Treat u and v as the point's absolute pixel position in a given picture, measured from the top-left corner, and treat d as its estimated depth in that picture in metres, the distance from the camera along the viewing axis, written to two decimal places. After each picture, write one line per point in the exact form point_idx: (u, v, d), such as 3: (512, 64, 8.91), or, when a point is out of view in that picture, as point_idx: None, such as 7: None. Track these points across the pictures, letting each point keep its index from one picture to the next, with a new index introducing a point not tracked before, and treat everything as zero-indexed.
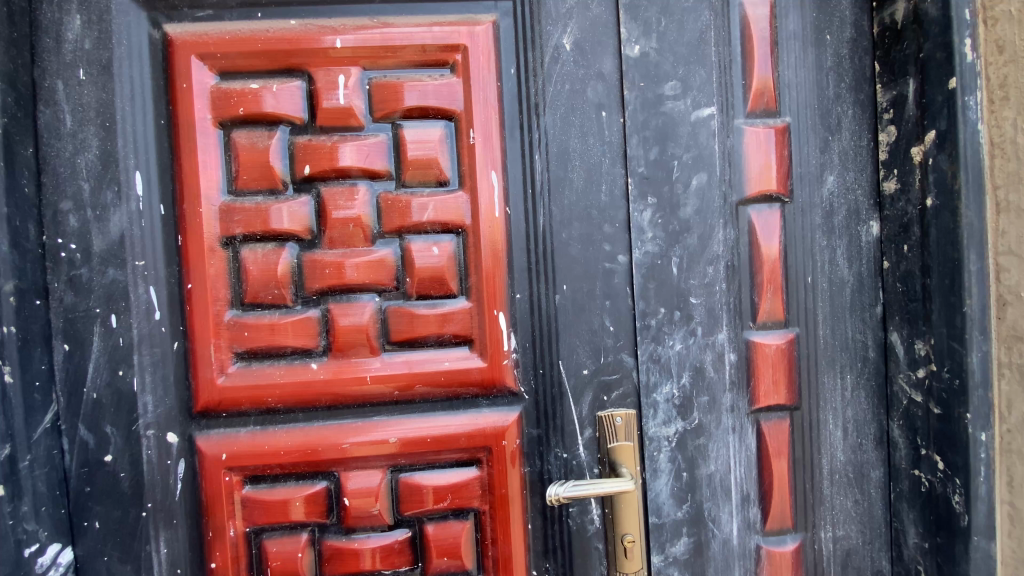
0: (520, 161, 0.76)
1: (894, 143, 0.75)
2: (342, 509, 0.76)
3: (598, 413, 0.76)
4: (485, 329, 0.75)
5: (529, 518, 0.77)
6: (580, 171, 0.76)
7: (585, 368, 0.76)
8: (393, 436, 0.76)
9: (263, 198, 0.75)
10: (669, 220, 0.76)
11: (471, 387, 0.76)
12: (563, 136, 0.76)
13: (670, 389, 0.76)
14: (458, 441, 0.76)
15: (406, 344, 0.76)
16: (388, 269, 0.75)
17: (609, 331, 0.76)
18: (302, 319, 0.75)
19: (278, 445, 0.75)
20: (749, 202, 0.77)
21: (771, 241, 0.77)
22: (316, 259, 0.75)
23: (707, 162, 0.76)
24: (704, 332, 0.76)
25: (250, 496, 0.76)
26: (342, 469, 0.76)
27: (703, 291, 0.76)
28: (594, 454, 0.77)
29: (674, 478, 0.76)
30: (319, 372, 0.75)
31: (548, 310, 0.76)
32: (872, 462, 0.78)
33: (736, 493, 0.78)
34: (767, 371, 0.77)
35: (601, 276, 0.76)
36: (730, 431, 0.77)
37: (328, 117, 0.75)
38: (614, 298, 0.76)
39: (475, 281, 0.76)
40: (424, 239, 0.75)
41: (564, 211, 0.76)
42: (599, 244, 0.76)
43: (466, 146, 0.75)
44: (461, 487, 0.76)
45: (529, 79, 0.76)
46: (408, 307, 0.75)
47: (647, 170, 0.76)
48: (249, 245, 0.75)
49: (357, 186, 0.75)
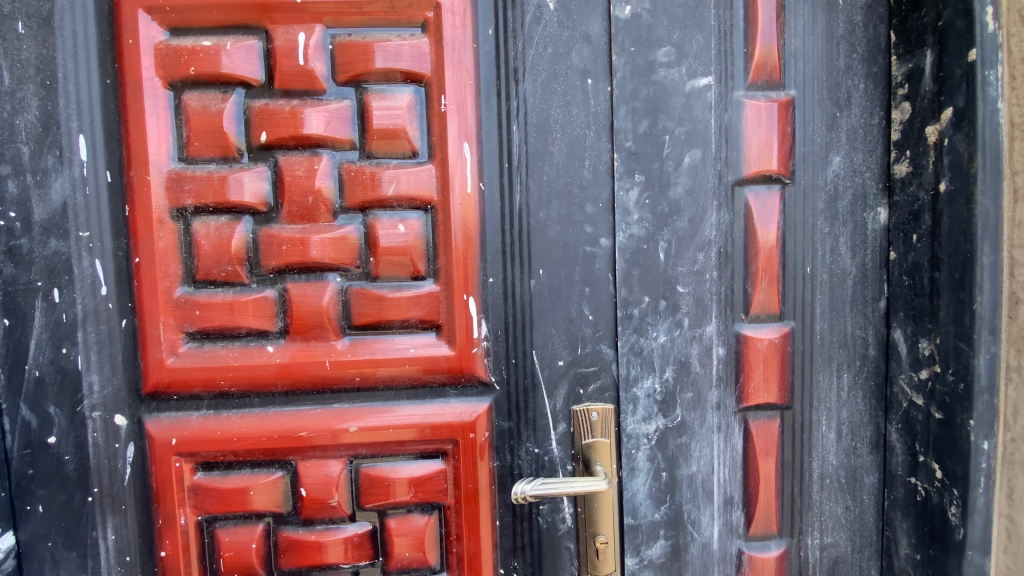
0: (496, 132, 0.70)
1: (908, 122, 0.68)
2: (299, 500, 0.71)
3: (573, 407, 0.71)
4: (454, 314, 0.70)
5: (497, 515, 0.72)
6: (561, 144, 0.70)
7: (561, 359, 0.71)
8: (353, 426, 0.71)
9: (216, 167, 0.69)
10: (658, 200, 0.70)
11: (438, 375, 0.71)
12: (544, 105, 0.69)
13: (651, 384, 0.71)
14: (423, 433, 0.71)
15: (369, 328, 0.70)
16: (350, 248, 0.69)
17: (587, 320, 0.71)
18: (257, 298, 0.70)
19: (231, 432, 0.71)
20: (745, 182, 0.70)
21: (768, 226, 0.70)
22: (273, 234, 0.69)
23: (701, 137, 0.69)
24: (691, 324, 0.71)
25: (203, 484, 0.72)
26: (299, 458, 0.71)
27: (692, 280, 0.70)
28: (568, 451, 0.72)
29: (653, 478, 0.72)
30: (276, 356, 0.70)
31: (522, 295, 0.71)
32: (867, 467, 0.73)
33: (719, 495, 0.73)
34: (758, 367, 0.71)
35: (581, 260, 0.70)
36: (715, 430, 0.72)
37: (288, 80, 0.68)
38: (594, 285, 0.70)
39: (445, 262, 0.70)
40: (390, 215, 0.70)
41: (543, 188, 0.70)
42: (580, 225, 0.70)
43: (438, 115, 0.68)
44: (425, 480, 0.71)
45: (509, 41, 0.69)
46: (372, 288, 0.70)
47: (635, 145, 0.69)
48: (201, 218, 0.70)
49: (318, 155, 0.69)
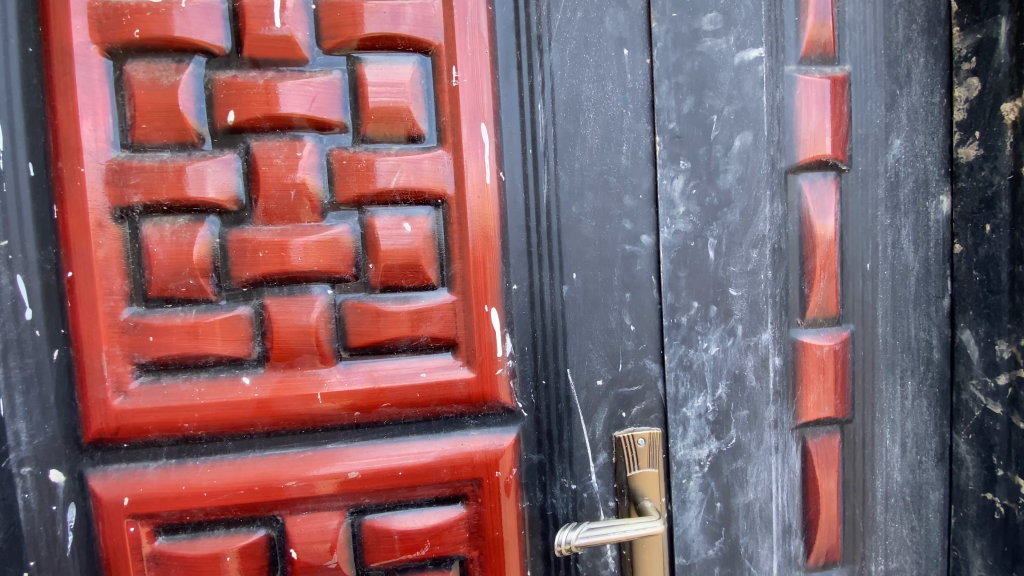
0: (518, 112, 0.59)
1: (976, 99, 0.61)
2: (289, 563, 0.59)
3: (614, 433, 0.62)
4: (473, 330, 0.59)
5: (528, 564, 0.62)
6: (594, 127, 0.59)
7: (599, 378, 0.61)
8: (353, 470, 0.58)
9: (170, 155, 0.55)
10: (706, 191, 0.60)
11: (455, 404, 0.59)
12: (574, 80, 0.59)
13: (702, 402, 0.62)
14: (439, 474, 0.59)
15: (369, 350, 0.58)
16: (344, 253, 0.57)
17: (629, 332, 0.61)
18: (228, 318, 0.56)
19: (200, 486, 0.57)
20: (801, 169, 0.62)
21: (826, 218, 0.62)
22: (246, 239, 0.56)
23: (752, 117, 0.60)
24: (745, 332, 0.62)
25: (165, 552, 0.58)
26: (287, 513, 0.58)
27: (746, 281, 0.61)
28: (609, 484, 0.62)
29: (706, 510, 0.63)
30: (254, 389, 0.57)
31: (553, 306, 0.60)
32: (933, 482, 0.66)
33: (778, 524, 0.64)
34: (818, 378, 0.63)
35: (620, 261, 0.61)
36: (773, 451, 0.63)
37: (261, 45, 0.55)
38: (635, 290, 0.61)
39: (460, 268, 0.58)
40: (391, 213, 0.57)
41: (575, 178, 0.60)
42: (618, 221, 0.60)
43: (449, 91, 0.57)
44: (443, 530, 0.60)
45: (531, 3, 0.58)
46: (372, 301, 0.58)
47: (680, 127, 0.60)
48: (153, 219, 0.56)
49: (300, 140, 0.56)
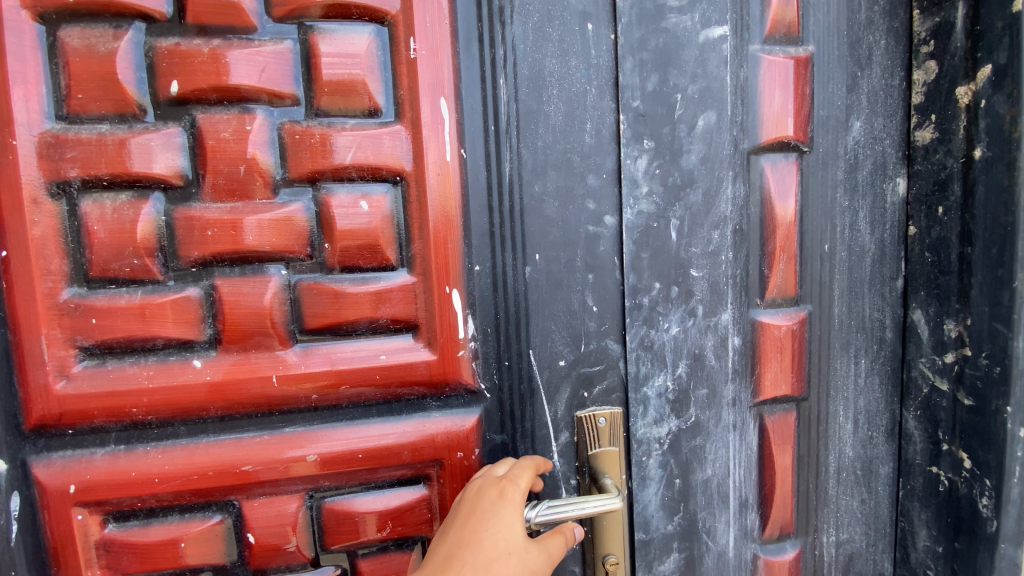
0: (479, 88, 0.57)
1: (933, 82, 0.62)
2: (246, 548, 0.58)
3: (576, 413, 0.62)
4: (433, 312, 0.58)
5: None
6: (558, 103, 0.58)
7: (561, 359, 0.61)
8: (312, 454, 0.57)
9: (109, 127, 0.52)
10: (669, 170, 0.60)
11: (416, 386, 0.59)
12: (536, 54, 0.57)
13: (663, 381, 0.62)
14: (400, 456, 0.59)
15: (327, 332, 0.57)
16: (298, 232, 0.55)
17: (591, 313, 0.61)
18: (175, 299, 0.54)
19: (151, 472, 0.56)
20: (763, 150, 0.62)
21: (786, 201, 0.63)
22: (193, 216, 0.54)
23: (716, 97, 0.60)
24: (706, 312, 0.62)
25: (117, 540, 0.56)
26: (244, 497, 0.57)
27: (706, 262, 0.62)
28: (571, 463, 0.63)
29: (665, 486, 0.64)
30: (206, 372, 0.55)
31: (515, 286, 0.60)
32: (882, 456, 0.69)
33: (734, 499, 0.66)
34: (775, 357, 0.64)
35: (583, 242, 0.60)
36: (731, 429, 0.65)
37: (208, 10, 0.52)
38: (598, 271, 0.61)
39: (420, 249, 0.57)
40: (348, 190, 0.56)
41: (537, 156, 0.59)
42: (581, 200, 0.60)
43: (408, 63, 0.55)
44: (404, 512, 0.60)
45: None
46: (328, 282, 0.56)
47: (644, 105, 0.59)
48: (92, 195, 0.53)
49: (250, 113, 0.54)
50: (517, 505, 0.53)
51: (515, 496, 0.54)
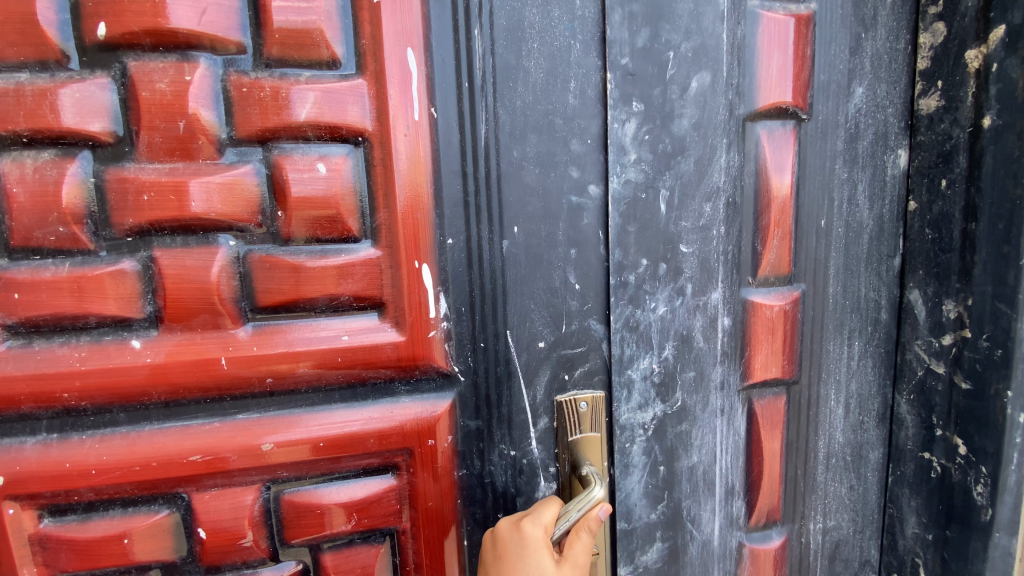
0: (451, 40, 0.52)
1: (941, 45, 0.57)
2: (198, 543, 0.53)
3: (556, 398, 0.58)
4: (401, 289, 0.53)
5: (465, 533, 0.58)
6: (539, 58, 0.53)
7: (540, 340, 0.57)
8: (268, 442, 0.53)
9: (28, 76, 0.46)
10: (659, 136, 0.55)
11: (383, 369, 0.54)
12: (515, 3, 0.52)
13: (648, 363, 0.58)
14: (366, 444, 0.54)
15: (283, 310, 0.52)
16: (249, 199, 0.50)
17: (573, 291, 0.57)
18: (106, 271, 0.49)
19: (88, 463, 0.51)
20: (759, 116, 0.58)
21: (782, 173, 0.58)
22: (126, 179, 0.48)
23: (710, 56, 0.56)
24: (694, 291, 0.58)
25: (54, 537, 0.51)
26: (193, 489, 0.53)
27: (697, 237, 0.57)
28: (549, 450, 0.59)
29: (649, 474, 0.61)
30: (146, 354, 0.50)
31: (492, 262, 0.55)
32: (872, 442, 0.66)
33: (721, 486, 0.63)
34: (766, 339, 0.61)
35: (565, 214, 0.55)
36: (718, 414, 0.61)
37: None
38: (581, 247, 0.56)
39: (386, 219, 0.52)
40: (303, 151, 0.50)
41: (516, 118, 0.53)
42: (564, 167, 0.55)
43: (372, 8, 0.49)
44: (371, 503, 0.55)
45: None
46: (283, 254, 0.51)
47: (633, 64, 0.54)
48: (11, 154, 0.47)
49: (191, 61, 0.47)
50: (541, 539, 0.50)
51: (538, 529, 0.51)
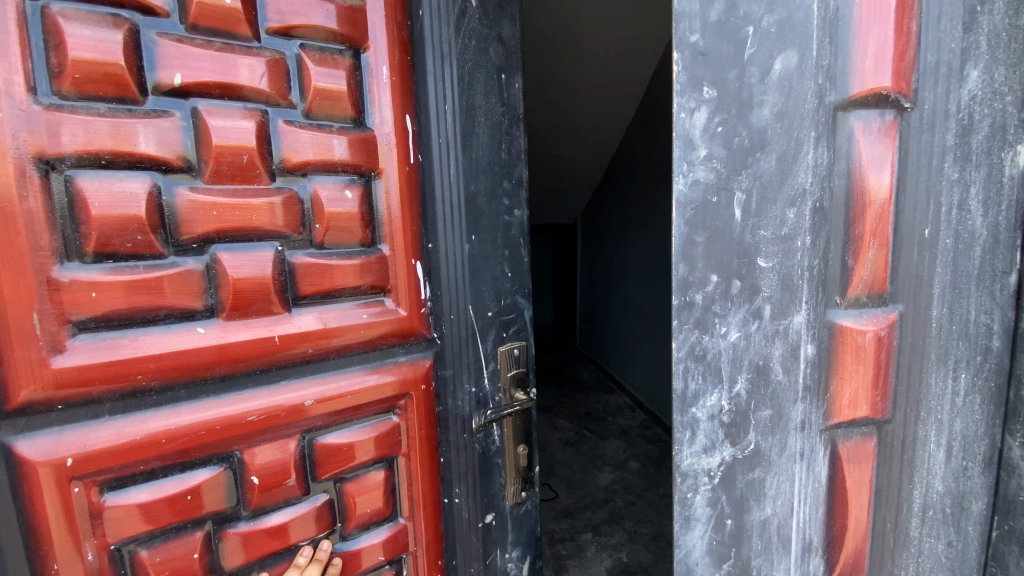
0: (430, 107, 0.72)
1: None
2: (250, 489, 0.62)
3: (500, 348, 0.82)
4: (403, 277, 0.71)
5: (442, 452, 0.78)
6: (484, 127, 0.77)
7: (489, 310, 0.80)
8: (309, 398, 0.65)
9: (108, 109, 0.52)
10: (734, 129, 0.47)
11: (390, 337, 0.71)
12: (467, 92, 0.75)
13: (716, 401, 0.50)
14: (380, 391, 0.70)
15: (321, 298, 0.65)
16: (293, 213, 0.62)
17: (507, 277, 0.82)
18: (179, 271, 0.56)
19: (156, 433, 0.56)
20: (853, 104, 0.47)
21: (881, 172, 0.49)
22: (198, 200, 0.57)
23: (798, 32, 0.46)
24: (773, 315, 0.49)
25: (119, 507, 0.55)
26: (245, 446, 0.61)
27: (777, 249, 0.48)
28: (496, 384, 0.82)
29: (714, 529, 0.52)
30: (211, 336, 0.58)
31: (459, 259, 0.76)
32: (976, 491, 0.55)
33: (797, 542, 0.54)
34: (856, 371, 0.51)
35: (502, 228, 0.81)
36: (798, 459, 0.52)
37: (215, 18, 0.56)
38: (511, 248, 0.82)
39: (389, 232, 0.70)
40: (333, 180, 0.65)
41: (472, 164, 0.77)
42: (500, 198, 0.80)
43: (382, 82, 0.68)
44: (382, 437, 0.71)
45: (439, 21, 0.72)
46: (321, 258, 0.65)
47: (706, 43, 0.45)
48: (88, 173, 0.52)
49: (250, 110, 0.59)
50: None
51: None
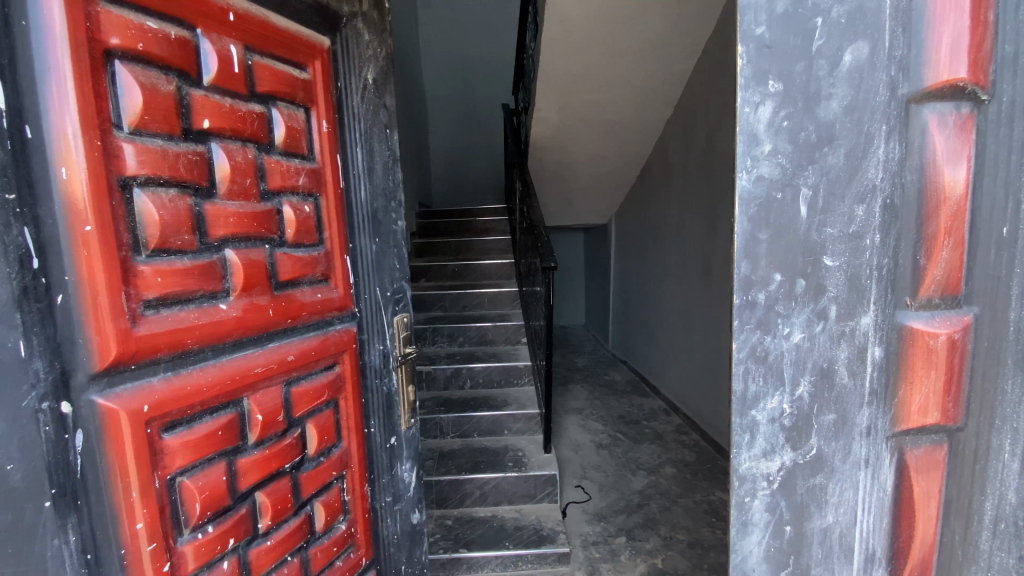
0: (345, 146, 0.90)
1: None
2: (256, 424, 0.70)
3: (396, 319, 1.04)
4: (338, 265, 0.87)
5: (364, 395, 0.96)
6: (379, 163, 0.99)
7: (388, 291, 1.02)
8: (290, 353, 0.76)
9: (163, 142, 0.58)
10: (801, 123, 0.45)
11: (334, 310, 0.87)
12: (368, 137, 0.96)
13: (777, 404, 0.49)
14: (330, 350, 0.85)
15: (290, 283, 0.77)
16: (273, 219, 0.73)
17: (399, 270, 1.06)
18: (213, 264, 0.63)
19: (198, 384, 0.62)
20: (926, 97, 0.45)
21: (957, 168, 0.45)
22: (218, 207, 0.64)
23: (870, 22, 0.44)
24: (840, 315, 0.48)
25: (174, 446, 0.59)
26: (252, 394, 0.69)
27: (845, 247, 0.47)
28: (396, 343, 1.03)
29: (774, 536, 0.51)
30: (232, 309, 0.66)
31: (368, 258, 0.96)
32: None
33: (859, 551, 0.51)
34: (928, 378, 0.48)
35: (392, 235, 1.04)
36: (863, 466, 0.50)
37: (225, 79, 0.65)
38: (398, 248, 1.05)
39: (331, 232, 0.85)
40: (296, 197, 0.78)
41: (376, 188, 0.98)
42: (390, 212, 1.03)
43: (318, 132, 0.83)
44: (332, 384, 0.86)
45: (351, 87, 0.92)
46: (289, 253, 0.76)
47: (772, 33, 0.44)
48: (151, 189, 0.57)
49: (249, 148, 0.69)
50: None
51: None
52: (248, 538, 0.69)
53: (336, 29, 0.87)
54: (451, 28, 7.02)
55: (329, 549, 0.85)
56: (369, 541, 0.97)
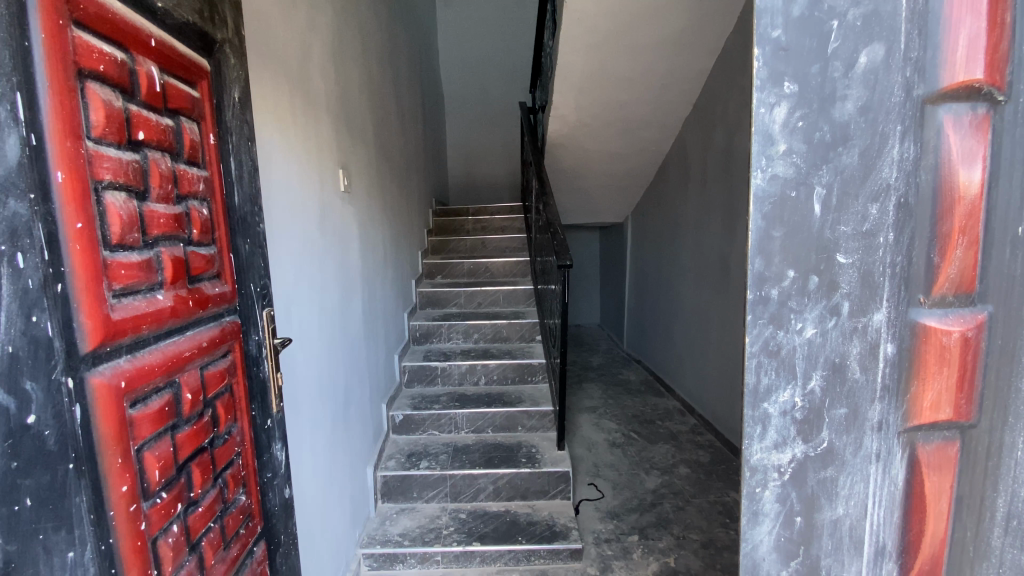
0: (227, 157, 1.02)
1: None
2: (184, 402, 0.81)
3: (264, 313, 1.16)
4: (225, 263, 0.99)
5: (249, 380, 1.07)
6: (249, 171, 1.11)
7: (258, 287, 1.14)
8: (201, 339, 0.87)
9: (117, 151, 0.67)
10: (815, 123, 0.47)
11: (224, 302, 0.98)
12: (241, 149, 1.08)
13: (789, 397, 0.51)
14: (224, 338, 0.96)
15: (197, 277, 0.88)
16: (184, 221, 0.84)
17: (264, 269, 1.18)
18: (151, 258, 0.73)
19: (150, 364, 0.72)
20: (942, 98, 0.45)
21: (972, 169, 0.45)
22: (153, 210, 0.75)
23: (886, 25, 0.45)
24: (853, 311, 0.49)
25: (138, 419, 0.68)
26: (181, 375, 0.80)
27: (858, 246, 0.48)
28: (266, 334, 1.16)
29: (784, 526, 0.53)
30: (165, 300, 0.76)
31: (245, 258, 1.08)
32: None
33: (869, 545, 0.52)
34: (941, 373, 0.48)
35: (260, 236, 1.16)
36: (874, 460, 0.51)
37: (151, 97, 0.75)
38: (263, 248, 1.18)
39: (219, 233, 0.97)
40: (198, 202, 0.89)
41: (249, 194, 1.10)
42: (258, 216, 1.15)
43: (207, 144, 0.94)
44: (227, 369, 0.97)
45: (226, 105, 1.03)
46: (195, 250, 0.87)
47: (788, 36, 0.46)
48: (112, 191, 0.65)
49: (165, 157, 0.79)
50: None
51: None
52: (186, 502, 0.80)
53: (211, 52, 0.96)
54: (469, 27, 7.05)
55: (235, 518, 0.97)
56: (260, 511, 1.09)
